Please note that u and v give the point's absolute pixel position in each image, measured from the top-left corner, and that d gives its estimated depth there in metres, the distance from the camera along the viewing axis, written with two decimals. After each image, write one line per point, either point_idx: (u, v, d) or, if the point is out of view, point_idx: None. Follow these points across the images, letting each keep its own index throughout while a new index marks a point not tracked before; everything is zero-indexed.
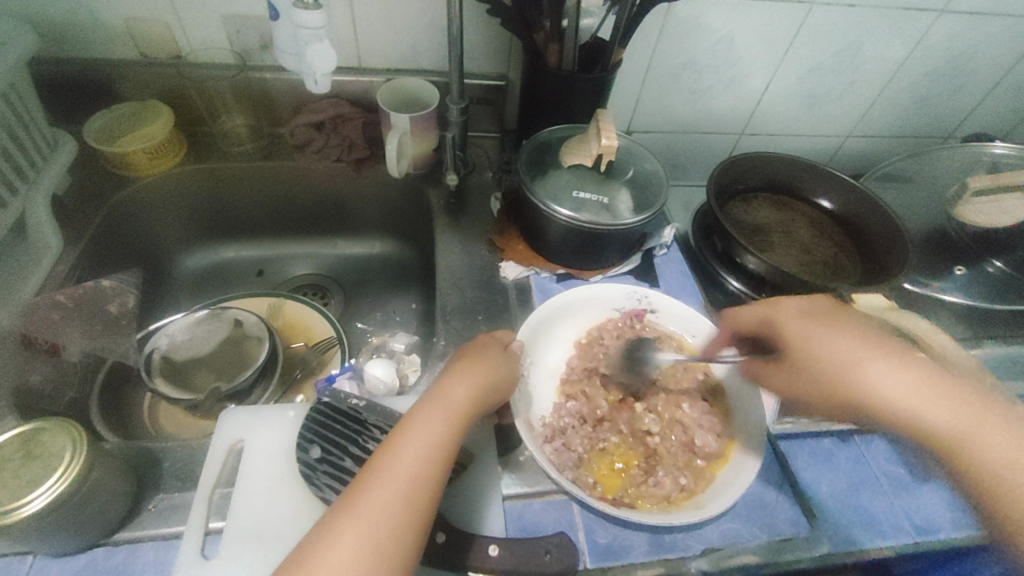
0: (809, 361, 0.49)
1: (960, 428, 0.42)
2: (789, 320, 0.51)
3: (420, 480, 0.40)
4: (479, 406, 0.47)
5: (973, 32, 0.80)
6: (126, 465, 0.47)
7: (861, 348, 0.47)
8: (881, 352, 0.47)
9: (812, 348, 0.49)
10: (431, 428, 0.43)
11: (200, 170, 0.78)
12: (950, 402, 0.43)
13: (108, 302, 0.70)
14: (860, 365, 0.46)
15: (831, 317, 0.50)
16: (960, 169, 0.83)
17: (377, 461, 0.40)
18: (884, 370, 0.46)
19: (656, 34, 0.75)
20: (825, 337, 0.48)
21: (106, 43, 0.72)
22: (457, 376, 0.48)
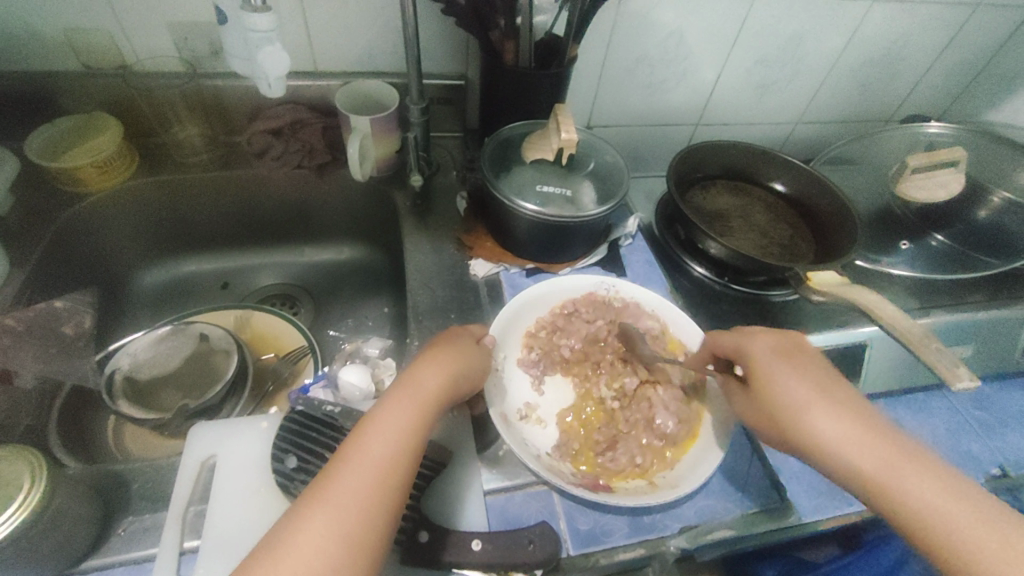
0: (764, 392, 0.48)
1: (876, 465, 0.40)
2: (760, 353, 0.49)
3: (391, 466, 0.40)
4: (449, 391, 0.47)
5: (904, 20, 0.85)
6: (91, 490, 0.45)
7: (806, 394, 0.45)
8: (843, 400, 0.44)
9: (764, 378, 0.48)
10: (400, 414, 0.43)
11: (154, 183, 0.75)
12: (887, 452, 0.40)
13: (62, 324, 0.67)
14: (802, 410, 0.45)
15: (798, 360, 0.48)
16: (902, 150, 0.87)
17: (346, 450, 0.40)
18: (826, 419, 0.43)
19: (610, 30, 0.76)
20: (781, 374, 0.47)
21: (44, 55, 0.69)
22: (427, 363, 0.48)
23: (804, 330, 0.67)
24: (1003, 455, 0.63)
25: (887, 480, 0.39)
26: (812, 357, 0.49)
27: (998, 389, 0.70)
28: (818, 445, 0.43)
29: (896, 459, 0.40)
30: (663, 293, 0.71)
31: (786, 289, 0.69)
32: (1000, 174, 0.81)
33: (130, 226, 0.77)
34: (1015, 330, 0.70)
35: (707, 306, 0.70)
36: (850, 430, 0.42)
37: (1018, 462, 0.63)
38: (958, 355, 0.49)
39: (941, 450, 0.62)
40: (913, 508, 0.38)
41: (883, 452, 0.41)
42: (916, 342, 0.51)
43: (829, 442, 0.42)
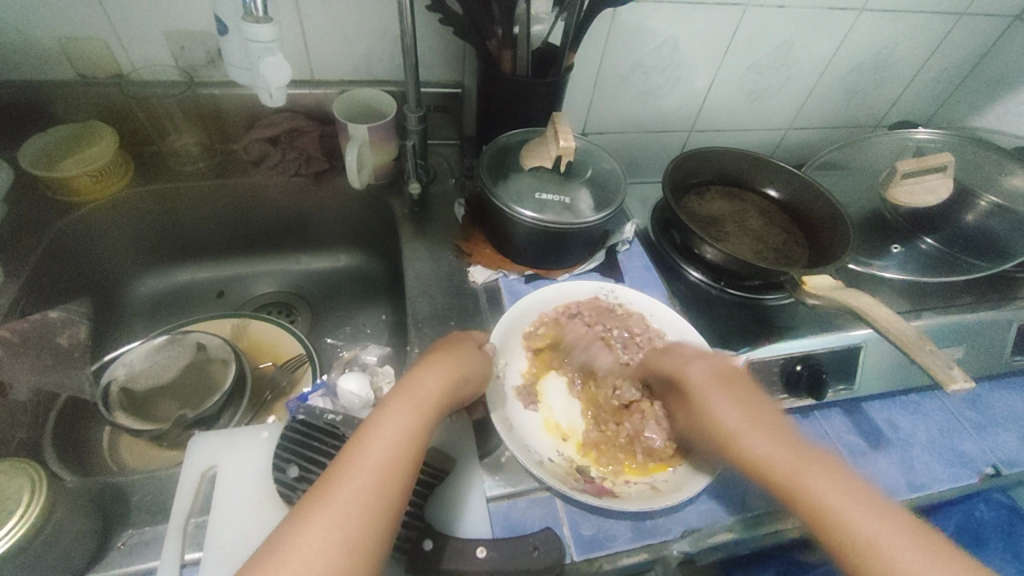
0: (703, 413, 0.51)
1: (797, 474, 0.44)
2: (698, 378, 0.52)
3: (392, 469, 0.40)
4: (451, 396, 0.47)
5: (890, 28, 0.87)
6: (89, 503, 0.45)
7: (765, 442, 0.47)
8: (762, 418, 0.49)
9: (714, 414, 0.50)
10: (402, 418, 0.43)
11: (149, 192, 0.75)
12: (824, 475, 0.44)
13: (57, 335, 0.66)
14: (734, 433, 0.48)
15: (733, 385, 0.52)
16: (891, 155, 0.89)
17: (347, 452, 0.40)
18: (756, 437, 0.47)
19: (604, 39, 0.77)
20: (717, 403, 0.50)
21: (38, 64, 0.68)
22: (429, 367, 0.48)
23: (801, 333, 0.68)
24: (995, 453, 0.64)
25: (810, 494, 0.43)
26: (743, 382, 0.53)
27: (990, 389, 0.71)
28: (748, 461, 0.47)
29: (818, 470, 0.44)
30: (661, 298, 0.72)
31: (784, 293, 0.69)
32: (987, 178, 0.83)
33: (124, 235, 0.77)
34: (1005, 331, 0.71)
35: (704, 310, 0.71)
36: (786, 454, 0.46)
37: (1012, 461, 0.64)
38: (950, 357, 0.51)
39: (935, 450, 0.63)
40: (835, 522, 0.41)
41: (827, 480, 0.43)
42: (912, 346, 0.52)
43: (758, 456, 0.47)
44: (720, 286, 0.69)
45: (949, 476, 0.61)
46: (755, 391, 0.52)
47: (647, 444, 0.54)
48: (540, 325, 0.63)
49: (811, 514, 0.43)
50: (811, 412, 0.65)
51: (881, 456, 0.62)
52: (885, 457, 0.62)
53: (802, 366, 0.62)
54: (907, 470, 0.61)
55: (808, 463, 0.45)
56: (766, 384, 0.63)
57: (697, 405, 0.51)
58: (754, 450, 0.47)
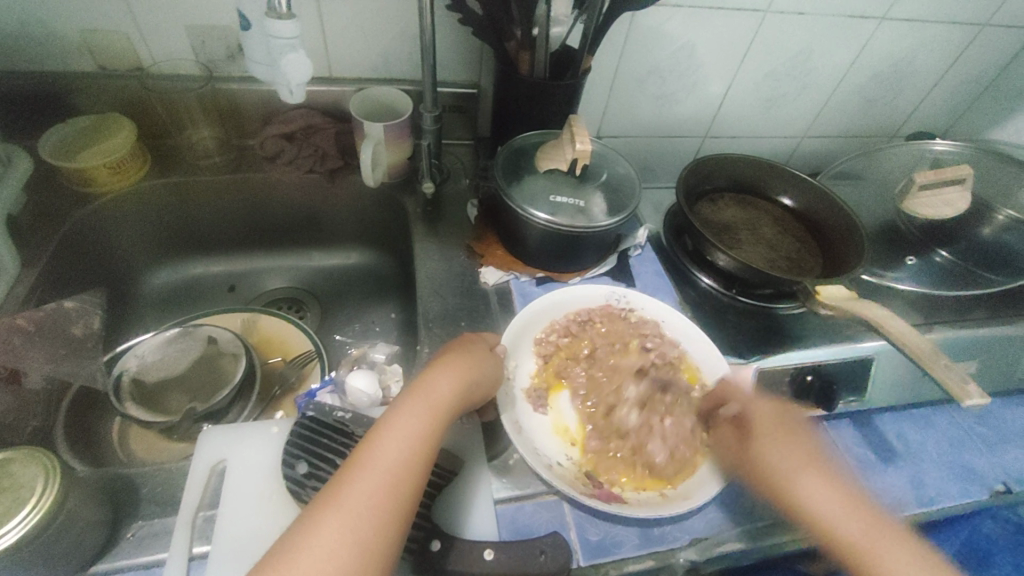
0: (758, 457, 0.50)
1: (863, 539, 0.43)
2: (761, 423, 0.52)
3: (404, 471, 0.40)
4: (462, 398, 0.47)
5: (911, 38, 0.86)
6: (101, 493, 0.45)
7: (832, 500, 0.46)
8: (827, 474, 0.48)
9: (778, 464, 0.49)
10: (414, 419, 0.43)
11: (165, 185, 0.75)
12: (885, 538, 0.43)
13: (71, 324, 0.67)
14: (792, 481, 0.48)
15: (796, 433, 0.51)
16: (907, 166, 0.88)
17: (360, 453, 0.40)
18: (817, 488, 0.47)
19: (622, 43, 0.77)
20: (776, 451, 0.50)
21: (60, 54, 0.69)
22: (441, 368, 0.48)
23: (813, 343, 0.67)
24: (1006, 470, 0.63)
25: (876, 560, 0.42)
26: (805, 429, 0.52)
27: (1003, 405, 0.70)
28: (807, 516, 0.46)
29: (880, 531, 0.44)
30: (672, 305, 0.71)
31: (795, 303, 0.69)
32: (1005, 192, 0.82)
33: (139, 227, 0.77)
34: (1020, 347, 0.70)
35: (715, 317, 0.70)
36: (850, 516, 0.45)
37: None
38: (965, 372, 0.51)
39: (945, 465, 0.63)
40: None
41: (896, 549, 0.43)
42: (926, 360, 0.52)
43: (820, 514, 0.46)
44: (733, 294, 0.69)
45: (959, 491, 0.61)
46: (815, 441, 0.51)
47: (648, 460, 0.52)
48: (551, 327, 0.63)
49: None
50: (821, 423, 0.64)
51: (890, 470, 0.61)
52: (894, 470, 0.61)
53: (813, 377, 0.62)
54: (917, 485, 0.60)
55: (879, 528, 0.44)
56: (777, 394, 0.62)
57: (757, 450, 0.50)
58: (814, 505, 0.46)
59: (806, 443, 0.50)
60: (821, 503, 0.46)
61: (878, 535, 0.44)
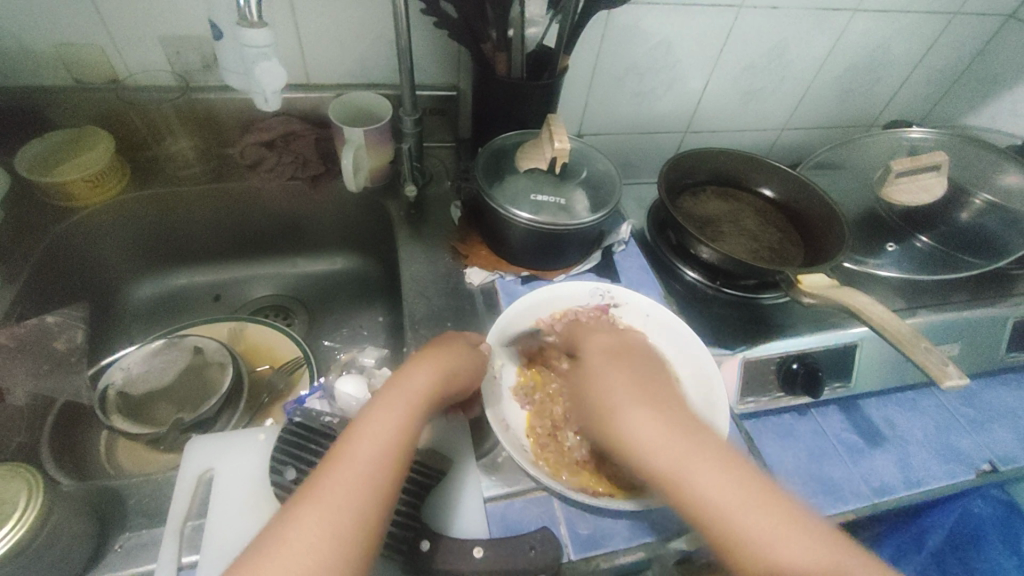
0: (586, 385, 0.55)
1: (673, 461, 0.46)
2: (592, 354, 0.58)
3: (381, 463, 0.40)
4: (442, 391, 0.48)
5: (883, 29, 0.87)
6: (86, 507, 0.45)
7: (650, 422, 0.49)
8: (651, 398, 0.51)
9: (608, 394, 0.52)
10: (390, 413, 0.43)
11: (146, 196, 0.75)
12: (721, 469, 0.46)
13: (54, 339, 0.66)
14: (614, 412, 0.51)
15: (625, 363, 0.55)
16: (885, 154, 0.89)
17: (338, 448, 0.40)
18: (642, 420, 0.49)
19: (599, 41, 0.78)
20: (609, 373, 0.55)
21: (35, 69, 0.68)
22: (418, 362, 0.48)
23: (797, 332, 0.68)
24: (992, 450, 0.64)
25: (685, 480, 0.45)
26: (633, 360, 0.56)
27: (984, 386, 0.71)
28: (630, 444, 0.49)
29: (687, 447, 0.47)
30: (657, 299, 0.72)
31: (779, 293, 0.70)
32: (980, 176, 0.84)
33: (121, 239, 0.77)
34: (999, 328, 0.71)
35: (699, 310, 0.71)
36: (671, 433, 0.48)
37: (1006, 457, 0.64)
38: (944, 354, 0.52)
39: (932, 447, 0.63)
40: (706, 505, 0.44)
41: (704, 463, 0.46)
42: (906, 343, 0.53)
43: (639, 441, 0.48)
44: (717, 286, 0.70)
45: (946, 472, 0.62)
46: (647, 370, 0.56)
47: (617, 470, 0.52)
48: (536, 326, 0.64)
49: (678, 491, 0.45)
50: (808, 410, 0.65)
51: (878, 454, 0.62)
52: (882, 454, 0.62)
53: (799, 365, 0.62)
54: (903, 467, 0.61)
55: (688, 446, 0.47)
56: (761, 383, 0.63)
57: (586, 382, 0.55)
58: (632, 435, 0.48)
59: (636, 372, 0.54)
60: (640, 432, 0.49)
61: (684, 452, 0.47)
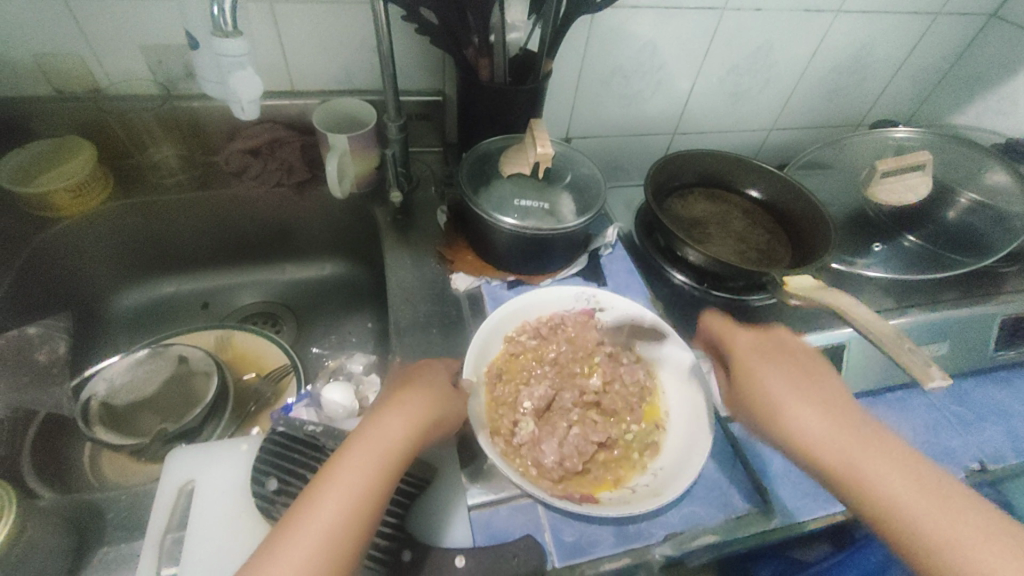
0: (747, 384, 0.50)
1: (854, 467, 0.42)
2: (743, 347, 0.53)
3: (342, 534, 0.37)
4: (418, 441, 0.44)
5: (868, 29, 0.87)
6: (63, 522, 0.45)
7: (816, 414, 0.46)
8: (823, 398, 0.47)
9: (769, 398, 0.48)
10: (359, 469, 0.40)
11: (130, 206, 0.74)
12: (892, 470, 0.42)
13: (35, 350, 0.67)
14: (780, 410, 0.47)
15: (778, 357, 0.51)
16: (872, 154, 0.89)
17: (299, 508, 0.38)
18: (809, 417, 0.45)
19: (583, 45, 0.78)
20: (765, 372, 0.49)
21: (15, 79, 0.68)
22: (396, 410, 0.45)
23: (785, 333, 0.68)
24: (982, 449, 0.64)
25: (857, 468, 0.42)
26: (794, 347, 0.52)
27: (974, 384, 0.71)
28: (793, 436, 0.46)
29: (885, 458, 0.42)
30: (644, 302, 0.72)
31: (767, 294, 0.70)
32: (967, 175, 0.84)
33: (107, 249, 0.76)
34: (988, 325, 0.71)
35: (688, 313, 0.71)
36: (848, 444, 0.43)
37: (996, 455, 0.64)
38: (929, 355, 0.50)
39: (922, 447, 0.63)
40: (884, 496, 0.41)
41: (811, 409, 0.46)
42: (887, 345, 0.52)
43: (805, 435, 0.45)
44: (705, 288, 0.70)
45: None
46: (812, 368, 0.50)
47: (572, 465, 0.52)
48: (522, 327, 0.64)
49: (852, 491, 0.42)
50: None
51: None
52: None
53: None
54: None
55: (819, 399, 0.47)
56: None
57: (744, 381, 0.50)
58: (806, 436, 0.45)
59: (797, 361, 0.50)
60: (817, 436, 0.44)
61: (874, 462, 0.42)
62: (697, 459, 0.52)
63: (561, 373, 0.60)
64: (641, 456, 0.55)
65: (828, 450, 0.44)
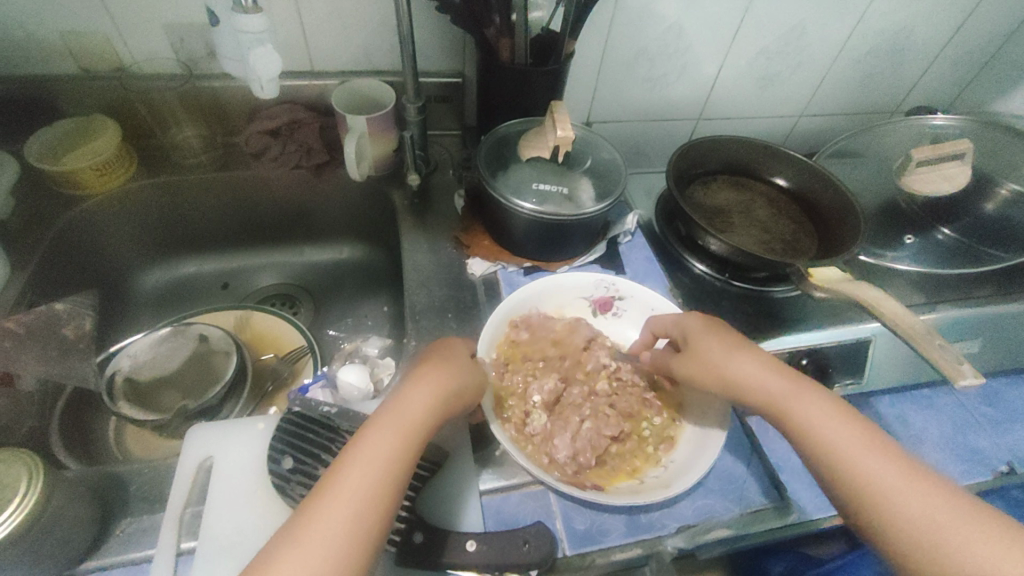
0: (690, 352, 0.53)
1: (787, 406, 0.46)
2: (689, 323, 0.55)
3: (373, 502, 0.38)
4: (439, 416, 0.44)
5: (909, 9, 0.83)
6: (89, 492, 0.46)
7: (752, 365, 0.49)
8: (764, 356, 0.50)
9: (711, 361, 0.51)
10: (384, 442, 0.40)
11: (153, 185, 0.75)
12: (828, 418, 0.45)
13: (63, 326, 0.65)
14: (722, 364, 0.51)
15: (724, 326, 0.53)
16: (907, 143, 0.85)
17: (326, 482, 0.38)
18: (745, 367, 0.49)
19: (607, 25, 0.75)
20: (704, 336, 0.53)
21: (43, 58, 0.69)
22: (416, 385, 0.45)
23: (808, 327, 0.66)
24: (1012, 452, 0.62)
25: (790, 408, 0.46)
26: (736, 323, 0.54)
27: (1005, 384, 0.69)
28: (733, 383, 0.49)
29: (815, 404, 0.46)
30: (663, 292, 0.70)
31: (789, 286, 0.69)
32: (1009, 166, 0.80)
33: (131, 227, 0.78)
34: None
35: (707, 303, 0.69)
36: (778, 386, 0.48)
37: None
38: (960, 351, 0.50)
39: (948, 447, 0.61)
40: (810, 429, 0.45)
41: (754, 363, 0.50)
42: (915, 339, 0.51)
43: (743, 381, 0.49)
44: (726, 278, 0.69)
45: (961, 472, 0.60)
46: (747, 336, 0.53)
47: (584, 455, 0.51)
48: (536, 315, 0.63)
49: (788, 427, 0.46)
50: None
51: None
52: None
53: (808, 361, 0.61)
54: None
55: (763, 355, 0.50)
56: None
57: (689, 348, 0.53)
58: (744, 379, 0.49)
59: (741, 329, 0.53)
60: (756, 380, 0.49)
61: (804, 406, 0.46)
62: (711, 452, 0.51)
63: (574, 366, 0.59)
64: (657, 449, 0.54)
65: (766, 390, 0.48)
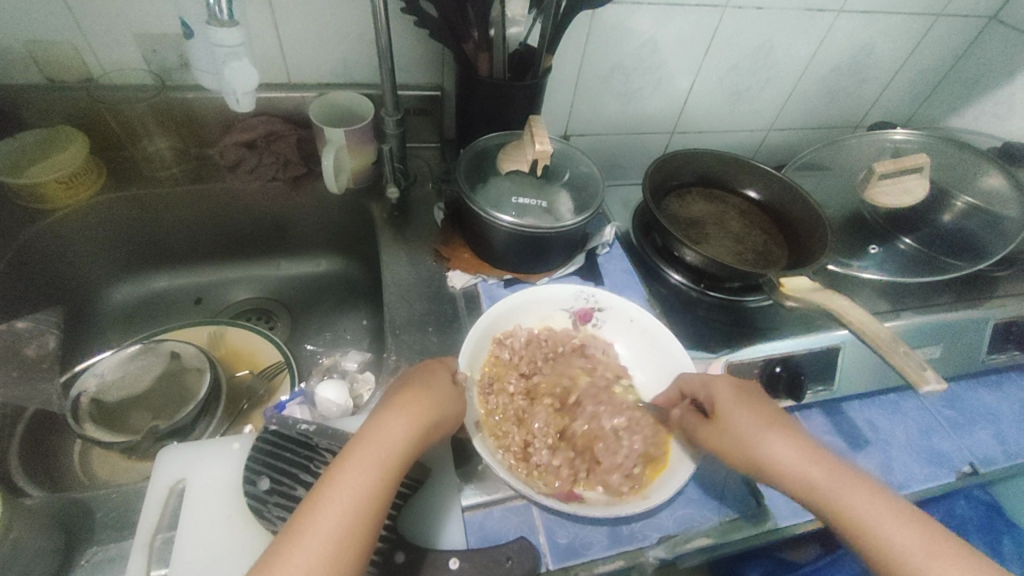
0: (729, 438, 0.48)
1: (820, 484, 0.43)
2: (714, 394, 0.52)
3: (348, 539, 0.37)
4: (419, 444, 0.44)
5: (869, 30, 0.87)
6: (50, 520, 0.44)
7: (857, 495, 0.42)
8: (784, 429, 0.47)
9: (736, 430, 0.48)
10: (362, 475, 0.39)
11: (122, 198, 0.73)
12: (843, 482, 0.43)
13: (24, 345, 0.66)
14: (758, 445, 0.47)
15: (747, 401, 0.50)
16: (869, 157, 0.89)
17: (302, 516, 0.37)
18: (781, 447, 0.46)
19: (584, 41, 0.77)
20: (745, 425, 0.48)
21: (6, 68, 0.67)
22: (396, 413, 0.45)
23: (780, 335, 0.68)
24: (973, 453, 0.65)
25: (838, 497, 0.42)
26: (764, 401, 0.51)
27: (967, 388, 0.71)
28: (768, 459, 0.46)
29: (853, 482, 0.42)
30: (641, 303, 0.71)
31: (762, 296, 0.69)
32: (964, 179, 0.84)
33: (100, 241, 0.75)
34: (981, 329, 0.72)
35: (684, 313, 0.71)
36: (796, 456, 0.45)
37: (986, 459, 0.64)
38: (922, 358, 0.52)
39: (914, 450, 0.64)
40: (863, 520, 0.40)
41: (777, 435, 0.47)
42: (883, 348, 0.52)
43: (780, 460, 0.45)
44: (702, 288, 0.69)
45: (926, 475, 0.62)
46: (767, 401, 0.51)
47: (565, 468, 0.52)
48: (516, 327, 0.64)
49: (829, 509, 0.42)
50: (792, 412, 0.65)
51: (861, 456, 0.62)
52: (865, 456, 0.62)
53: (782, 368, 0.62)
54: (884, 469, 0.61)
55: (779, 421, 0.48)
56: None
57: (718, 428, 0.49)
58: (785, 466, 0.45)
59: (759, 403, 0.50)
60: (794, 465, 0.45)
61: (835, 478, 0.43)
62: (692, 458, 0.52)
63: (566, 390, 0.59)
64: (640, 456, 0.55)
65: (790, 464, 0.45)
